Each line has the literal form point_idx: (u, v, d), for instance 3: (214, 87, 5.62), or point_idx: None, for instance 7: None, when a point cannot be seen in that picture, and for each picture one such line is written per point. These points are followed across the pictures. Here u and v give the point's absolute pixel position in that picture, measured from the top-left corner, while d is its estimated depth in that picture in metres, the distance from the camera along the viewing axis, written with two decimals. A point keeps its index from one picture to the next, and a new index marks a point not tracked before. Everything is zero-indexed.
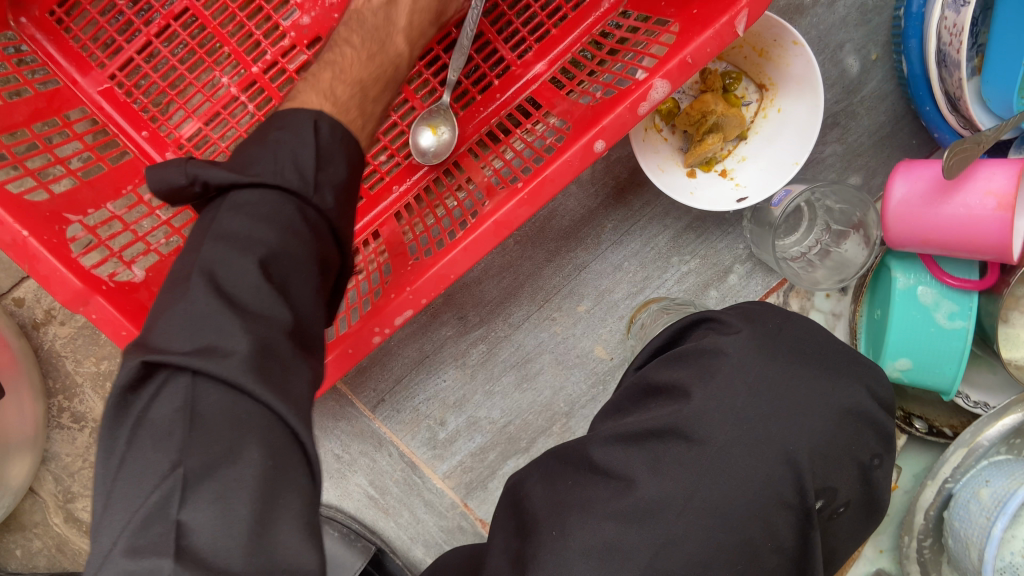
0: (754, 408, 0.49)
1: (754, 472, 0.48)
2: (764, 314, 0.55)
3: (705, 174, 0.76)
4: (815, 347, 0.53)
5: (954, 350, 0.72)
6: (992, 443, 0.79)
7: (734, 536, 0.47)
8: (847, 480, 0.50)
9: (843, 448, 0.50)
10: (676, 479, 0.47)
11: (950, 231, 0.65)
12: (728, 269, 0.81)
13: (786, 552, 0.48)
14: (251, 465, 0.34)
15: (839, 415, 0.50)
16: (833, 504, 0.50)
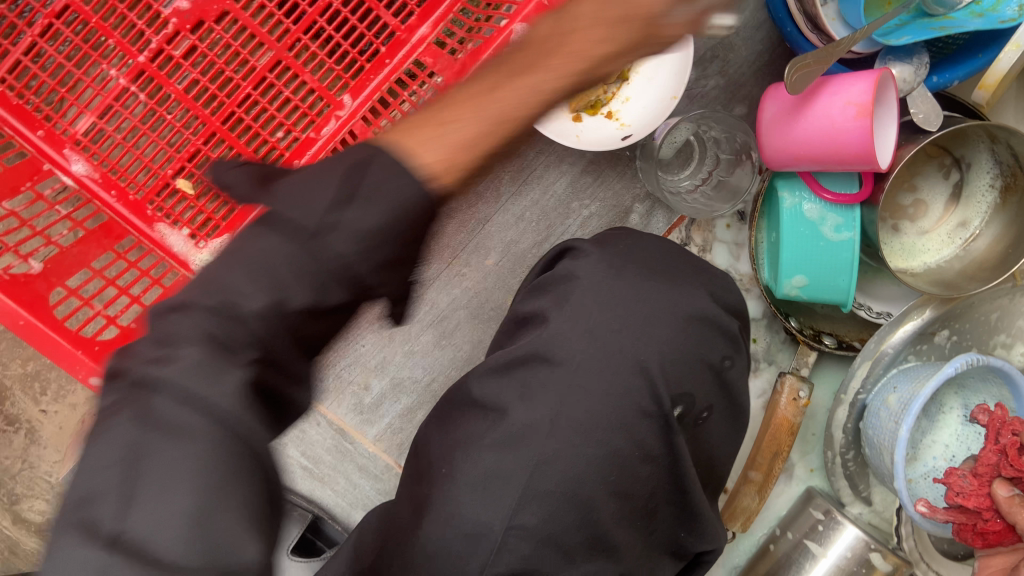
0: (606, 323, 0.55)
1: (611, 383, 0.53)
2: (615, 239, 0.62)
3: (591, 117, 0.77)
4: (662, 264, 0.60)
5: (843, 261, 0.74)
6: (897, 350, 0.81)
7: (602, 450, 0.52)
8: (703, 385, 0.57)
9: (691, 350, 0.56)
10: (544, 403, 0.52)
11: (818, 143, 0.68)
12: (628, 209, 0.83)
13: (657, 459, 0.54)
14: (192, 453, 0.36)
15: (684, 320, 0.56)
16: (694, 411, 0.57)
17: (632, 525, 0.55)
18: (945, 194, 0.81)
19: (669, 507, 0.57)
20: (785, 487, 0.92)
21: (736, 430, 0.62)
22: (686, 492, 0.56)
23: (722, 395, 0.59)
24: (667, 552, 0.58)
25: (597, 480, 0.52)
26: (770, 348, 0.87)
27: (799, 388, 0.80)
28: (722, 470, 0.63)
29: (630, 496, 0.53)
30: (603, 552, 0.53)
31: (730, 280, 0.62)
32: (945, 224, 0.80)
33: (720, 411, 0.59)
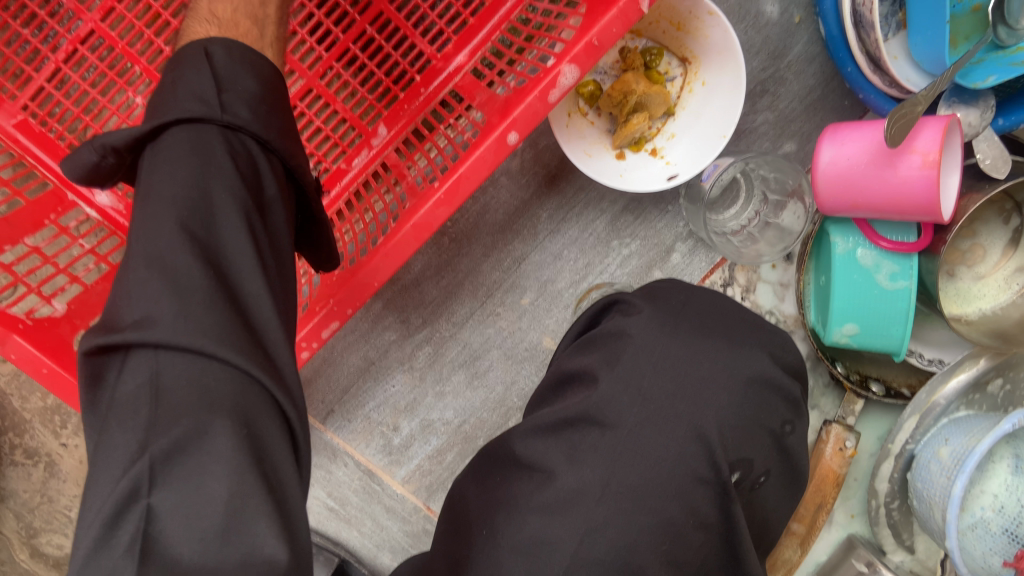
0: (659, 386, 0.51)
1: (667, 450, 0.50)
2: (668, 292, 0.58)
3: (634, 155, 0.74)
4: (720, 318, 0.56)
5: (898, 311, 0.71)
6: (950, 401, 0.78)
7: (653, 517, 0.48)
8: (764, 451, 0.53)
9: (751, 415, 0.52)
10: (594, 466, 0.49)
11: (879, 193, 0.65)
12: (670, 248, 0.80)
13: (711, 527, 0.50)
14: (222, 436, 0.34)
15: (746, 383, 0.52)
16: (751, 475, 0.53)
17: None
18: (1003, 238, 0.77)
19: (721, 571, 0.52)
20: (827, 532, 0.88)
21: (785, 488, 0.57)
22: (739, 562, 0.52)
23: (781, 461, 0.55)
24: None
25: (650, 550, 0.48)
26: (813, 392, 0.84)
27: (846, 438, 0.78)
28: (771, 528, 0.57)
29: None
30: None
31: (772, 343, 0.56)
32: (1002, 269, 0.77)
33: (780, 475, 0.55)
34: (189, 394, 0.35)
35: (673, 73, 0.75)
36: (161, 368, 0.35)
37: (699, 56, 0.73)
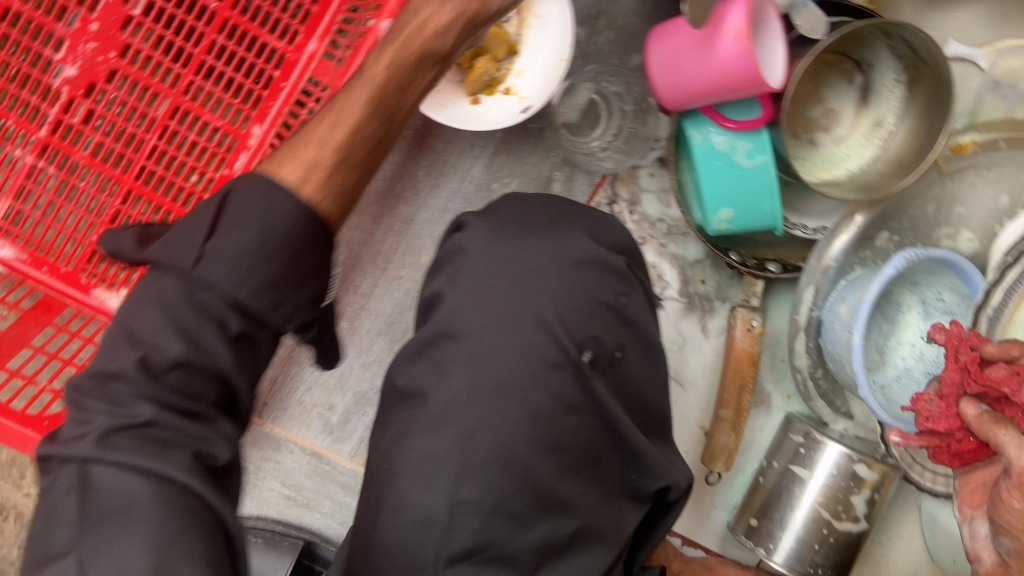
0: (494, 286, 0.55)
1: (517, 343, 0.53)
2: (503, 205, 0.62)
3: (490, 97, 0.78)
4: (546, 215, 0.60)
5: (763, 185, 0.74)
6: (840, 262, 0.81)
7: (521, 411, 0.52)
8: (608, 325, 0.57)
9: (585, 295, 0.56)
10: (457, 378, 0.52)
11: (708, 76, 0.68)
12: (549, 178, 0.83)
13: (581, 408, 0.54)
14: (143, 515, 0.44)
15: (573, 266, 0.57)
16: (604, 351, 0.56)
17: (576, 474, 0.54)
18: (853, 98, 0.81)
19: (613, 451, 0.56)
20: (756, 418, 0.93)
21: (643, 354, 0.60)
22: (614, 433, 0.55)
23: (631, 331, 0.58)
24: (623, 488, 0.58)
25: (524, 437, 0.51)
26: (719, 286, 0.89)
27: (751, 318, 0.81)
28: (656, 395, 0.61)
29: (584, 449, 0.54)
30: (573, 522, 0.53)
31: (605, 229, 0.61)
32: (860, 127, 0.80)
33: (637, 347, 0.59)
34: (108, 495, 0.45)
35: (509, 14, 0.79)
36: (94, 469, 0.46)
37: None
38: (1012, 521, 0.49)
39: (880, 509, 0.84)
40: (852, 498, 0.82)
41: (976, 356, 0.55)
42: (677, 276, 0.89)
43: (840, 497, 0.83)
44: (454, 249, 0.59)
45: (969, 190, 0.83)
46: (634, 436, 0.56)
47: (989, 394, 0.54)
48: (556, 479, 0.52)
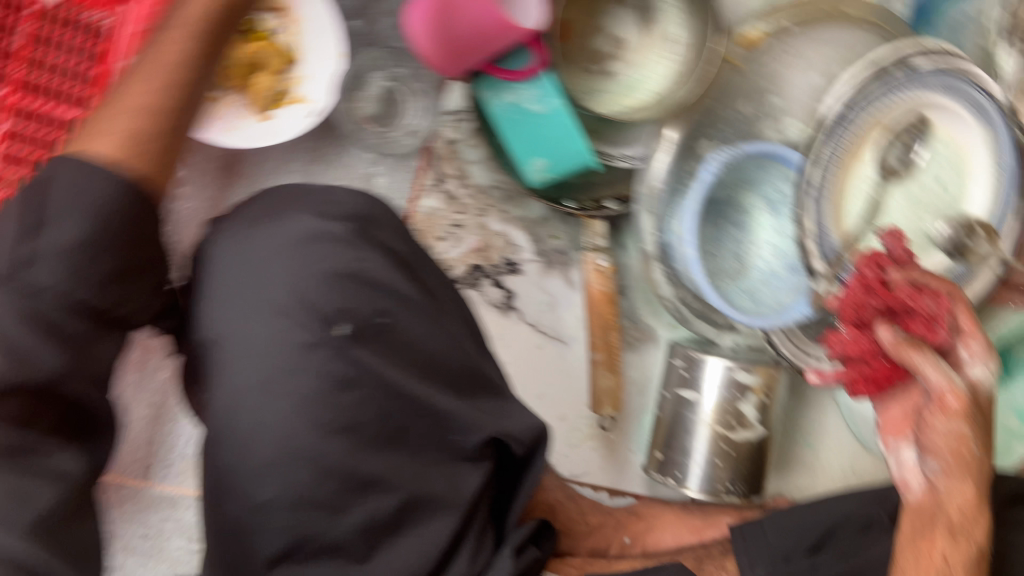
0: (232, 287, 0.52)
1: (267, 337, 0.51)
2: (241, 210, 0.56)
3: (280, 110, 0.77)
4: (269, 203, 0.56)
5: (564, 127, 0.75)
6: (668, 183, 0.81)
7: (290, 399, 0.49)
8: (362, 293, 0.53)
9: (328, 268, 0.53)
10: (219, 389, 0.50)
11: (474, 34, 0.70)
12: (369, 175, 0.83)
13: (358, 381, 0.51)
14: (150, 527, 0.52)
15: (304, 241, 0.53)
16: (366, 319, 0.53)
17: (384, 445, 0.52)
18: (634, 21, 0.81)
19: (418, 417, 0.54)
20: (645, 356, 0.93)
21: (424, 316, 0.56)
22: (407, 399, 0.52)
23: (391, 294, 0.54)
24: (456, 453, 0.56)
25: (304, 426, 0.49)
26: (572, 237, 0.89)
27: (600, 258, 0.82)
28: (469, 353, 0.58)
29: (385, 420, 0.52)
30: (397, 499, 0.52)
31: (381, 204, 0.59)
32: (650, 47, 0.81)
33: (411, 308, 0.55)
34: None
35: (277, 23, 0.78)
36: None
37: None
38: (939, 444, 0.49)
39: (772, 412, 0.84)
40: (741, 407, 0.83)
41: (880, 278, 0.56)
42: (529, 238, 0.88)
43: (731, 409, 0.83)
44: (212, 257, 0.54)
45: (776, 79, 0.84)
46: (436, 396, 0.54)
47: (894, 310, 0.54)
48: (356, 460, 0.50)
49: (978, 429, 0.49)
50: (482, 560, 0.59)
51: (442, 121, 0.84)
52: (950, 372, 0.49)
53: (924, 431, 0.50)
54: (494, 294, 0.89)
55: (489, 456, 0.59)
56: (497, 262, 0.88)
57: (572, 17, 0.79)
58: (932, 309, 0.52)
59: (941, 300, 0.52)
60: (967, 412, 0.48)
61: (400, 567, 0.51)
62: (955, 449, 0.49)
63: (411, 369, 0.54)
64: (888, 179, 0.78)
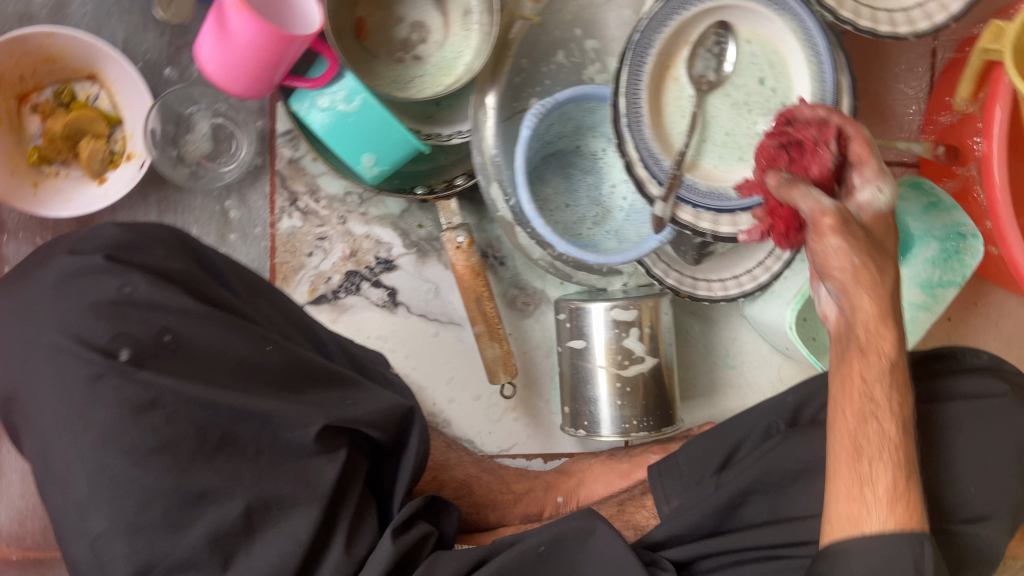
0: (16, 345, 0.55)
1: (50, 380, 0.53)
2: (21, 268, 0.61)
3: (115, 170, 0.81)
4: (42, 258, 0.59)
5: (377, 117, 0.77)
6: (500, 147, 0.82)
7: (86, 432, 0.51)
8: (140, 319, 0.55)
9: (97, 301, 0.55)
10: (29, 441, 0.53)
11: (250, 55, 0.71)
12: (223, 210, 0.86)
13: (151, 400, 0.53)
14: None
15: (64, 283, 0.56)
16: (149, 340, 0.55)
17: (203, 457, 0.53)
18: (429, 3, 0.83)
19: (237, 422, 0.55)
20: (541, 317, 0.94)
21: (221, 325, 0.57)
22: (214, 405, 0.54)
23: (174, 309, 0.56)
24: (299, 446, 0.58)
25: (115, 451, 0.51)
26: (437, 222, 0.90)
27: (457, 235, 0.83)
28: (292, 351, 0.60)
29: (199, 430, 0.54)
30: (239, 504, 0.54)
31: (165, 229, 0.62)
32: (452, 23, 0.82)
33: (204, 318, 0.57)
34: None
35: (95, 90, 0.81)
36: None
37: (94, 63, 0.80)
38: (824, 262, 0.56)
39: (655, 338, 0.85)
40: (626, 343, 0.83)
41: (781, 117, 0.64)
42: (395, 233, 0.90)
43: (616, 348, 0.84)
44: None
45: (587, 23, 0.84)
46: (249, 397, 0.56)
47: (792, 146, 0.64)
48: (176, 480, 0.52)
49: (860, 247, 0.55)
50: (359, 547, 0.61)
51: (279, 143, 0.86)
52: (821, 197, 0.55)
53: (817, 253, 0.56)
54: (376, 294, 0.91)
55: (343, 445, 0.61)
56: (371, 263, 0.90)
57: (364, 12, 0.82)
58: (817, 138, 0.62)
59: (824, 131, 0.62)
60: (840, 227, 0.54)
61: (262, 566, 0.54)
62: (847, 253, 0.54)
63: (217, 377, 0.56)
64: (704, 89, 0.79)
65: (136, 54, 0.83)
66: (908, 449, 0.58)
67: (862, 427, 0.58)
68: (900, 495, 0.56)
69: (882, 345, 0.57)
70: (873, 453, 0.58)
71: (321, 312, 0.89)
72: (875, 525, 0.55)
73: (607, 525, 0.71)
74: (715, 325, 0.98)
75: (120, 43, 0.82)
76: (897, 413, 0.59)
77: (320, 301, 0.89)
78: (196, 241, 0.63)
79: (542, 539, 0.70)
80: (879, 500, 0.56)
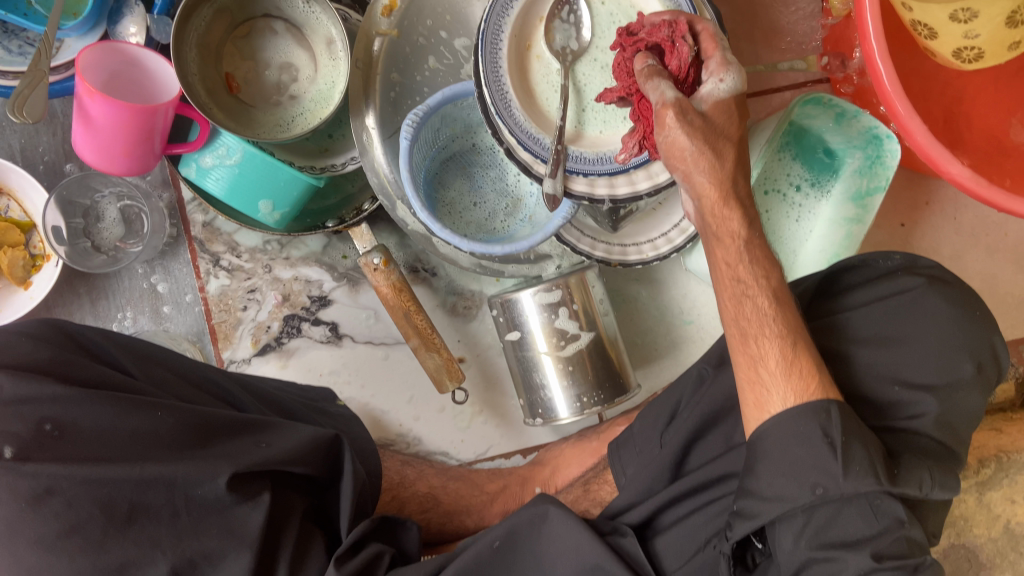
0: None
1: None
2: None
3: (37, 273, 0.84)
4: None
5: (262, 163, 0.78)
6: (391, 164, 0.84)
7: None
8: (23, 412, 0.59)
9: None
10: None
11: (117, 134, 0.73)
12: (152, 287, 0.89)
13: (52, 489, 0.57)
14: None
15: None
16: (34, 431, 0.59)
17: (115, 529, 0.59)
18: (291, 40, 0.84)
19: (142, 490, 0.60)
20: (485, 317, 0.94)
21: (106, 405, 0.62)
22: (112, 480, 0.59)
23: (53, 397, 0.60)
24: (217, 496, 0.63)
25: (25, 540, 0.57)
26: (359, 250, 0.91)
27: (373, 257, 0.83)
28: (187, 412, 0.65)
29: (101, 506, 0.58)
30: (163, 564, 0.60)
31: (45, 323, 0.66)
32: (319, 54, 0.84)
33: (91, 398, 0.61)
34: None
35: (5, 202, 0.85)
36: None
37: None
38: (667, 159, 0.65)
39: (588, 313, 0.83)
40: (558, 324, 0.82)
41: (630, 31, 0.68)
42: (322, 269, 0.91)
43: (552, 330, 0.82)
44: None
45: (451, 24, 0.84)
46: (147, 465, 0.60)
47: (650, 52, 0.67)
48: (88, 558, 0.58)
49: (696, 134, 0.62)
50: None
51: (189, 210, 0.89)
52: (666, 90, 0.62)
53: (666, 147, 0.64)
54: (318, 332, 0.92)
55: (264, 489, 0.67)
56: (306, 303, 0.91)
57: (231, 66, 0.83)
58: (670, 38, 0.65)
59: (675, 28, 0.65)
60: (683, 117, 0.61)
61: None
62: (688, 139, 0.62)
63: (109, 453, 0.60)
64: (569, 59, 0.78)
65: (36, 159, 0.86)
66: (788, 319, 0.66)
67: (740, 308, 0.66)
68: (792, 365, 0.64)
69: (732, 227, 0.65)
70: (758, 331, 0.65)
71: (269, 362, 0.91)
72: (778, 402, 0.63)
73: (558, 507, 0.74)
74: (663, 287, 0.97)
75: (18, 152, 0.86)
76: (769, 286, 0.66)
77: (265, 351, 0.91)
78: (74, 325, 0.68)
79: (497, 534, 0.73)
80: (773, 375, 0.64)
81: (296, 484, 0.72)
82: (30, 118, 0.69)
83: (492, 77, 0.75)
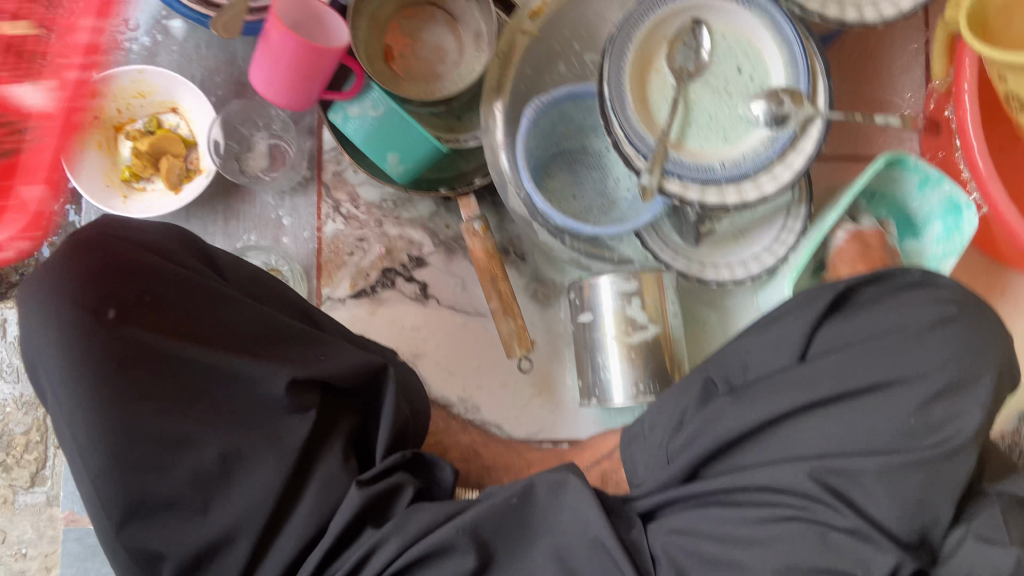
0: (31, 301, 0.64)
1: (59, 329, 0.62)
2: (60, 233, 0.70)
3: (189, 183, 0.97)
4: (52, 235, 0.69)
5: (399, 120, 0.89)
6: (509, 145, 0.92)
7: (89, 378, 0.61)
8: (129, 282, 0.65)
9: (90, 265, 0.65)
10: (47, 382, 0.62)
11: (291, 66, 0.85)
12: (277, 218, 1.00)
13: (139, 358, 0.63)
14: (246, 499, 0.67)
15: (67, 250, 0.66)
16: (133, 299, 0.65)
17: (186, 407, 0.64)
18: (446, 29, 0.98)
19: (214, 376, 0.66)
20: (561, 309, 1.01)
21: (199, 292, 0.68)
22: (191, 362, 0.65)
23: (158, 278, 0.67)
24: (277, 405, 0.69)
25: (110, 396, 0.61)
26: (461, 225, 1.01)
27: (474, 224, 0.91)
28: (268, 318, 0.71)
29: (177, 379, 0.64)
30: (215, 450, 0.65)
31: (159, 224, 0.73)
32: (467, 43, 0.97)
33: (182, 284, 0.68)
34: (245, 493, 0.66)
35: (177, 120, 0.99)
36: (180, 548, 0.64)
37: (175, 96, 0.98)
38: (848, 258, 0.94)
39: (657, 308, 0.89)
40: (629, 312, 0.88)
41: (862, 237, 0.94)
42: (426, 234, 1.01)
43: (623, 317, 0.89)
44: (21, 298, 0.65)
45: (585, 39, 0.95)
46: (221, 356, 0.66)
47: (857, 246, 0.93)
48: (157, 420, 0.62)
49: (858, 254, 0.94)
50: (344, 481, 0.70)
51: (326, 158, 1.01)
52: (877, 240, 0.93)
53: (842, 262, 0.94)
54: (409, 288, 1.01)
55: (314, 405, 0.71)
56: (405, 261, 1.01)
57: (391, 40, 0.96)
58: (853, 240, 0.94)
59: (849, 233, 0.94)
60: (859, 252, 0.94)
61: (239, 508, 0.66)
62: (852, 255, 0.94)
63: (196, 335, 0.67)
64: (685, 78, 0.88)
65: (210, 91, 1.01)
66: None
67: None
68: None
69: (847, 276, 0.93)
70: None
71: (361, 306, 1.00)
72: None
73: (581, 476, 0.69)
74: (730, 320, 1.02)
75: (198, 83, 1.00)
76: None
77: (359, 295, 1.00)
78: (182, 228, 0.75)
79: (513, 491, 0.68)
80: None
81: (348, 404, 0.77)
82: (222, 33, 0.84)
83: (614, 78, 0.86)
